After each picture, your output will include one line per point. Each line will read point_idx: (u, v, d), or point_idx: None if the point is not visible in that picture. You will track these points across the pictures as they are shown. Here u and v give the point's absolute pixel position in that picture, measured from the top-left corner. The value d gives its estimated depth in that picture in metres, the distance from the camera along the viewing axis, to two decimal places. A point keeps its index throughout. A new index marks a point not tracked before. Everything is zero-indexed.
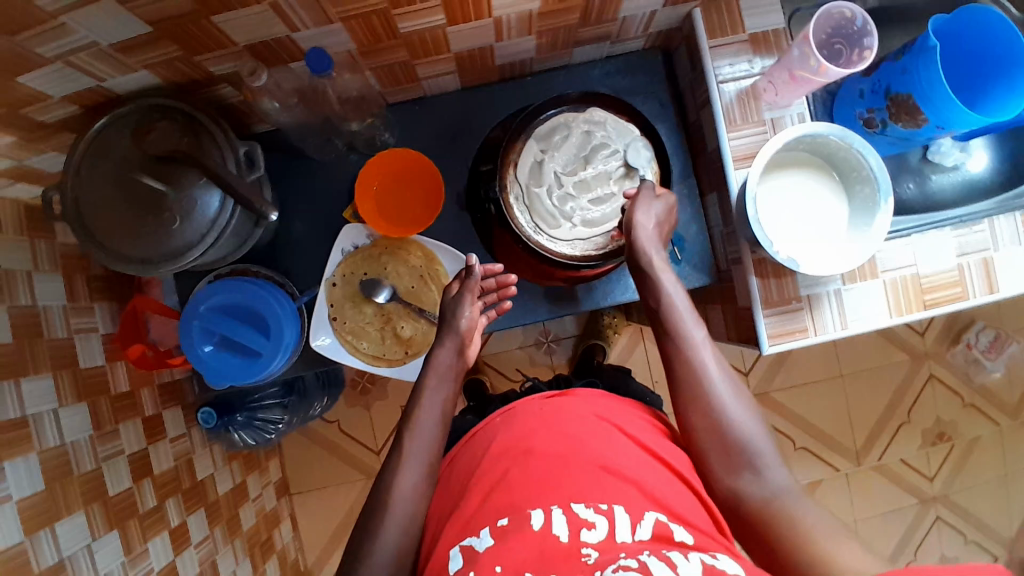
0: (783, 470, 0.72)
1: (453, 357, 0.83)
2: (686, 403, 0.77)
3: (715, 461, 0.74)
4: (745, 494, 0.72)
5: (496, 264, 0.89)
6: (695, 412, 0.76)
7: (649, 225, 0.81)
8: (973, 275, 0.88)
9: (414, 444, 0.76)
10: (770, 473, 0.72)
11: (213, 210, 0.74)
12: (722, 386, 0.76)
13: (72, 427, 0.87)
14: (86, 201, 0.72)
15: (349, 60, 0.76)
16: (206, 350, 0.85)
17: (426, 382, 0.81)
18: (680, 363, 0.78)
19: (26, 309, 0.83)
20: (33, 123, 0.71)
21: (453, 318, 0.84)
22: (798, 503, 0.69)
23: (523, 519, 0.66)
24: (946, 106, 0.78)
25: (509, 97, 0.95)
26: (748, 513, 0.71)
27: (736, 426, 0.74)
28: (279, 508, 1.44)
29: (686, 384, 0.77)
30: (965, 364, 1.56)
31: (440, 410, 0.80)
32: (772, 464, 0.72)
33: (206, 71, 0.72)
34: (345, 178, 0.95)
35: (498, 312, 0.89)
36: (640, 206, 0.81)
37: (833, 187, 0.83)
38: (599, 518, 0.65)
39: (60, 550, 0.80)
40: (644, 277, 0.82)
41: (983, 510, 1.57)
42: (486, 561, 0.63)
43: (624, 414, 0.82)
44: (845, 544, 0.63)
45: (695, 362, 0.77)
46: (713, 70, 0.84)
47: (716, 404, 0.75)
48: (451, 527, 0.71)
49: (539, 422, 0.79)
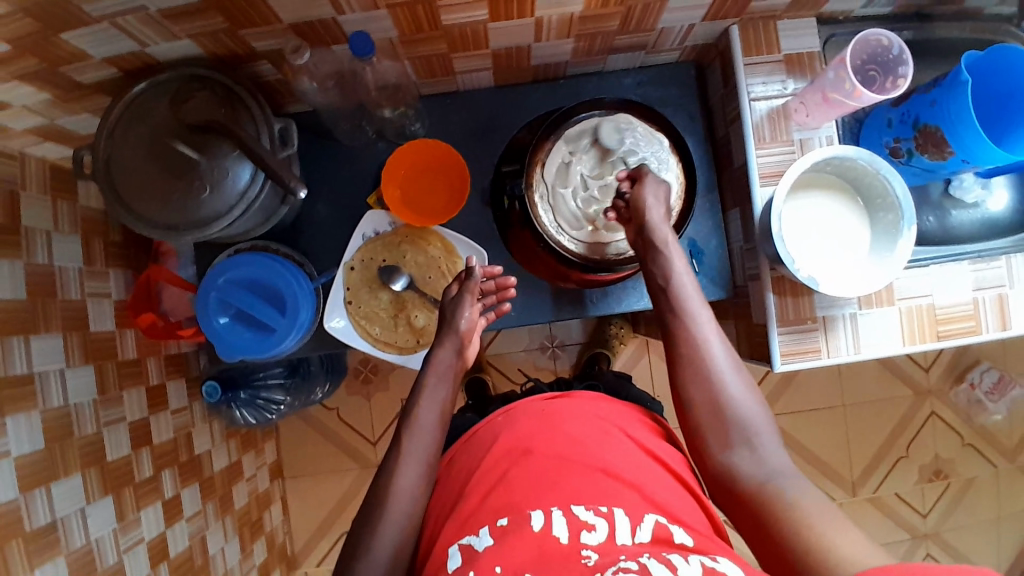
0: (780, 450, 0.70)
1: (453, 357, 0.84)
2: (686, 379, 0.76)
3: (712, 436, 0.73)
4: (739, 470, 0.70)
5: (496, 266, 0.89)
6: (695, 386, 0.75)
7: (657, 205, 0.80)
8: (987, 311, 0.88)
9: (413, 439, 0.76)
10: (766, 452, 0.70)
11: (243, 183, 0.75)
12: (724, 364, 0.75)
13: (78, 389, 0.87)
14: (118, 164, 0.73)
15: (389, 48, 0.77)
16: (221, 322, 0.86)
17: (424, 382, 0.81)
18: (684, 340, 0.77)
19: (42, 267, 0.83)
20: (70, 81, 0.72)
21: (452, 319, 0.84)
22: (793, 482, 0.67)
23: (523, 519, 0.66)
24: (974, 141, 0.79)
25: (540, 98, 0.96)
26: (741, 490, 0.69)
27: (736, 403, 0.73)
28: (271, 490, 1.44)
29: (687, 360, 0.76)
30: (967, 404, 1.56)
31: (439, 409, 0.80)
32: (770, 444, 0.71)
33: (248, 46, 0.73)
34: (372, 164, 0.96)
35: (497, 314, 0.89)
36: (648, 188, 0.81)
37: (856, 212, 0.84)
38: (599, 521, 0.65)
39: (53, 511, 0.80)
40: (653, 250, 0.80)
41: (975, 552, 1.57)
42: (484, 560, 0.63)
43: (626, 418, 0.82)
44: (843, 529, 0.59)
45: (698, 340, 0.77)
46: (746, 87, 0.85)
47: (717, 381, 0.74)
48: (451, 524, 0.71)
49: (539, 423, 0.79)
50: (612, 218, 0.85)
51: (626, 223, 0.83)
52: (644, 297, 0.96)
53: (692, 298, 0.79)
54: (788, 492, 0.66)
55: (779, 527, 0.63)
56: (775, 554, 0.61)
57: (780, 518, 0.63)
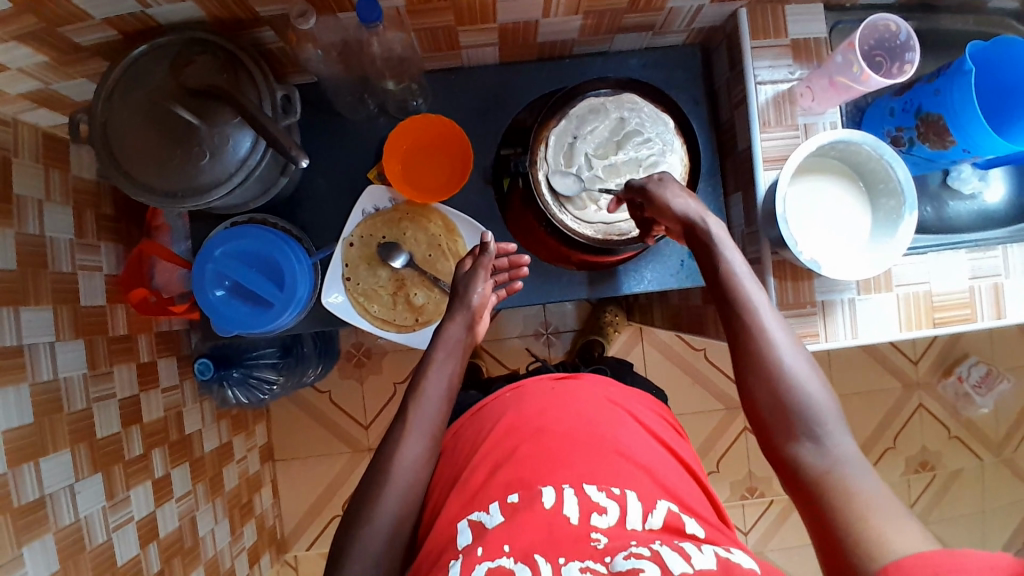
0: (851, 438, 0.63)
1: (463, 332, 0.82)
2: (744, 374, 0.69)
3: (775, 428, 0.66)
4: (802, 463, 0.62)
5: (510, 244, 0.89)
6: (753, 377, 0.68)
7: (681, 199, 0.76)
8: (983, 299, 0.89)
9: (419, 413, 0.76)
10: (833, 441, 0.62)
11: (244, 151, 0.73)
12: (787, 354, 0.67)
13: (67, 363, 0.85)
14: (115, 127, 0.71)
15: (395, 17, 0.76)
16: (216, 294, 0.84)
17: (433, 353, 0.80)
18: (741, 330, 0.69)
19: (33, 237, 0.81)
20: (69, 44, 0.70)
21: (464, 294, 0.83)
22: (864, 475, 0.59)
23: (534, 496, 0.66)
24: (975, 129, 0.80)
25: (545, 77, 0.95)
26: (802, 482, 0.62)
27: (801, 393, 0.65)
28: (261, 473, 1.42)
29: (746, 350, 0.69)
30: (955, 397, 1.59)
31: (446, 384, 0.79)
32: (840, 434, 0.63)
33: (252, 10, 0.72)
34: (374, 140, 0.95)
35: (508, 292, 0.90)
36: (667, 192, 0.77)
37: (858, 198, 0.85)
38: (611, 504, 0.65)
39: (42, 486, 0.78)
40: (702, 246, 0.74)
41: (959, 543, 1.59)
42: (493, 536, 0.63)
43: (634, 401, 0.83)
44: (901, 525, 0.54)
45: (756, 328, 0.69)
46: (753, 70, 0.85)
47: (779, 372, 0.66)
48: (455, 498, 0.70)
49: (547, 402, 0.79)
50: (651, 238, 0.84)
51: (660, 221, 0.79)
52: (645, 280, 0.96)
53: (747, 281, 0.71)
54: (853, 484, 0.58)
55: (830, 513, 0.58)
56: (829, 550, 0.56)
57: (837, 509, 0.57)
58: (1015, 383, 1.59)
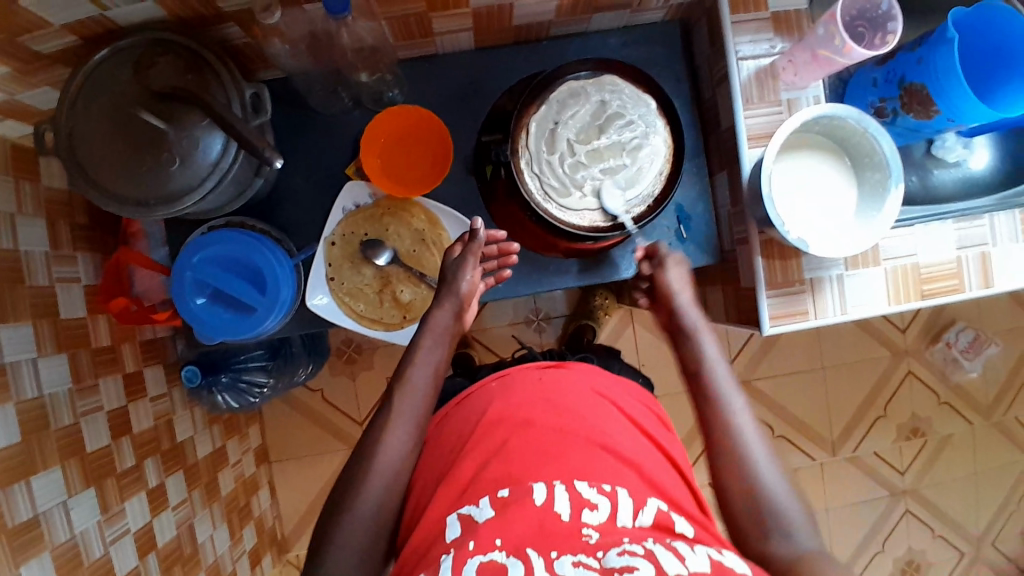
0: (815, 534, 0.65)
1: (451, 320, 0.82)
2: (716, 469, 0.71)
3: (748, 526, 0.67)
4: (773, 558, 0.63)
5: (500, 231, 0.87)
6: (727, 472, 0.70)
7: (682, 289, 0.83)
8: (970, 269, 0.89)
9: (406, 402, 0.75)
10: (803, 539, 0.64)
11: (215, 153, 0.71)
12: (759, 454, 0.70)
13: (51, 379, 0.83)
14: (80, 136, 0.69)
15: (365, 7, 0.73)
16: (198, 302, 0.82)
17: (420, 342, 0.80)
18: (712, 418, 0.73)
19: (7, 253, 0.79)
20: (29, 52, 0.67)
21: (453, 281, 0.82)
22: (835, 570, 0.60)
23: (525, 491, 0.66)
24: (960, 99, 0.79)
25: (522, 61, 0.93)
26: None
27: (769, 492, 0.67)
28: (258, 475, 1.41)
29: (719, 442, 0.72)
30: (944, 363, 1.60)
31: (431, 372, 0.78)
32: (805, 532, 0.65)
33: (215, 6, 0.69)
34: (351, 134, 0.92)
35: (497, 279, 0.88)
36: (669, 270, 0.84)
37: (844, 172, 0.84)
38: (602, 500, 0.65)
39: (35, 505, 0.77)
40: (685, 338, 0.80)
41: (950, 505, 1.63)
42: (484, 530, 0.62)
43: (623, 396, 0.83)
44: None
45: (725, 418, 0.73)
46: (733, 47, 0.83)
47: (750, 469, 0.69)
48: (444, 492, 0.69)
49: (535, 395, 0.78)
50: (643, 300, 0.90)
51: (656, 307, 0.86)
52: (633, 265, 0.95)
53: (722, 378, 0.76)
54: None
55: None
56: None
57: None
58: (1001, 346, 1.61)
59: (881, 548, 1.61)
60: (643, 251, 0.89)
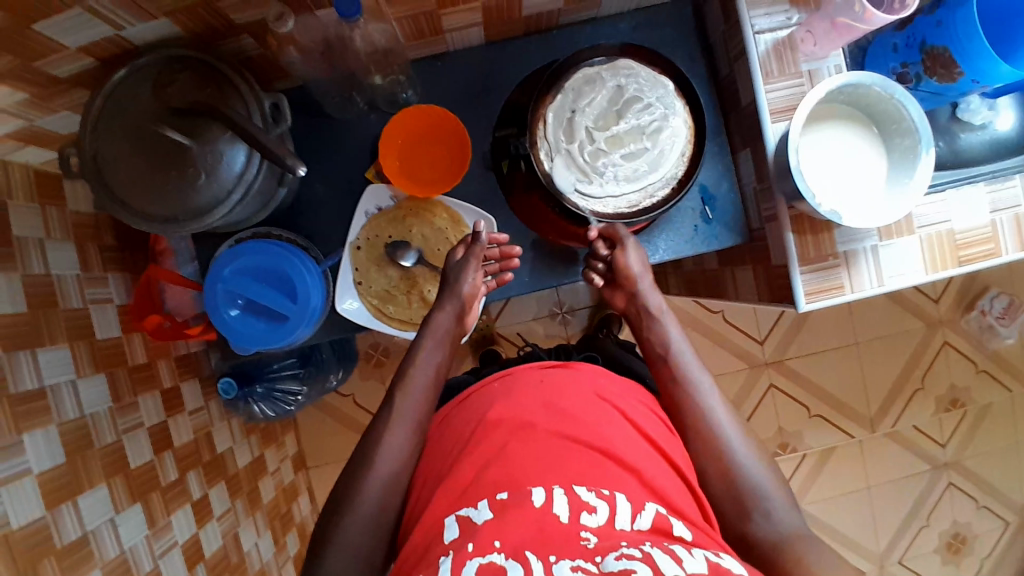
0: (793, 512, 0.71)
1: (452, 322, 0.84)
2: (694, 453, 0.77)
3: (729, 509, 0.73)
4: (755, 536, 0.70)
5: (502, 234, 0.89)
6: (705, 456, 0.76)
7: (643, 273, 0.87)
8: (1005, 232, 0.86)
9: (406, 404, 0.77)
10: (780, 515, 0.70)
11: (239, 166, 0.72)
12: (732, 434, 0.76)
13: (91, 399, 0.85)
14: (105, 157, 0.70)
15: (375, 9, 0.73)
16: (231, 313, 0.83)
17: (421, 343, 0.82)
18: (683, 403, 0.80)
19: (40, 277, 0.80)
20: (47, 77, 0.68)
21: (454, 283, 0.84)
22: (814, 546, 0.66)
23: (524, 495, 0.65)
24: (982, 58, 0.77)
25: (534, 52, 0.92)
26: (760, 553, 0.68)
27: (745, 473, 0.73)
28: (297, 482, 1.43)
29: (694, 428, 0.78)
30: (979, 331, 1.56)
31: (433, 370, 0.80)
32: (784, 509, 0.71)
33: (227, 19, 0.70)
34: (367, 138, 0.93)
35: (498, 283, 0.89)
36: (628, 251, 0.86)
37: (871, 141, 0.82)
38: (600, 503, 0.65)
39: (84, 524, 0.78)
40: (649, 320, 0.87)
41: (994, 476, 1.59)
42: (484, 533, 0.61)
43: (624, 396, 0.82)
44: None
45: (696, 402, 0.79)
46: (749, 20, 0.81)
47: (725, 449, 0.75)
48: (445, 493, 0.70)
49: (538, 398, 0.79)
50: (595, 280, 0.90)
51: (615, 288, 0.90)
52: (658, 251, 0.94)
53: (689, 363, 0.83)
54: (802, 553, 0.65)
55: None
56: None
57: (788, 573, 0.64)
58: None
59: (926, 524, 1.58)
60: (597, 232, 0.86)
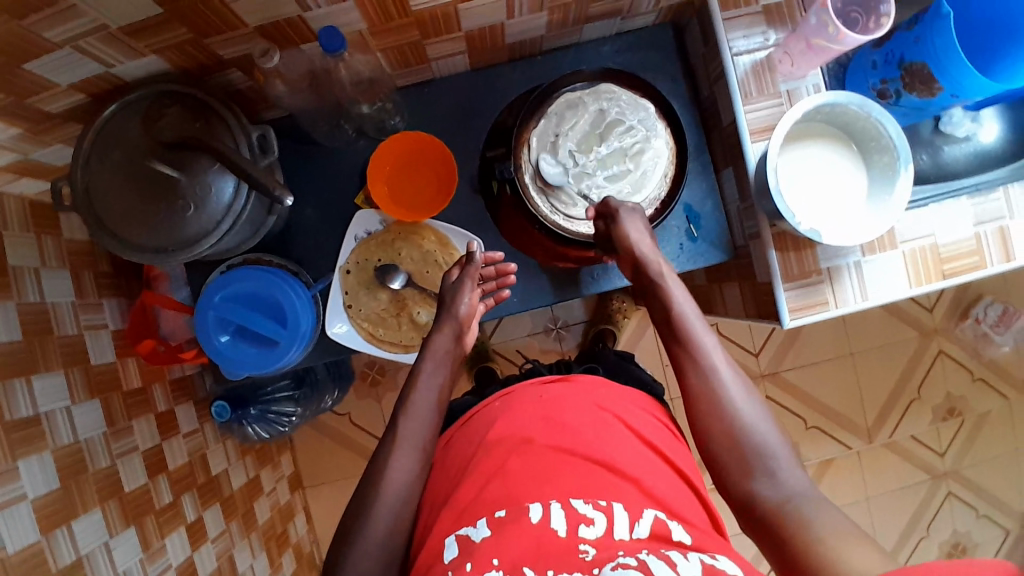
0: (799, 470, 0.68)
1: (451, 343, 0.85)
2: (699, 416, 0.74)
3: (733, 467, 0.70)
4: (760, 497, 0.67)
5: (496, 252, 0.90)
6: (710, 419, 0.73)
7: (643, 240, 0.79)
8: (990, 245, 0.87)
9: (407, 425, 0.78)
10: (786, 474, 0.68)
11: (228, 196, 0.73)
12: (739, 399, 0.73)
13: (86, 425, 0.85)
14: (96, 189, 0.71)
15: (359, 41, 0.75)
16: (222, 340, 0.85)
17: (422, 365, 0.82)
18: (688, 367, 0.76)
19: (35, 306, 0.81)
20: (39, 113, 0.70)
21: (452, 304, 0.85)
22: (817, 505, 0.64)
23: (522, 511, 0.66)
24: (961, 74, 0.78)
25: (518, 76, 0.94)
26: (761, 516, 0.66)
27: (754, 437, 0.70)
28: (293, 502, 1.43)
29: (701, 393, 0.74)
30: (974, 338, 1.56)
31: (436, 393, 0.81)
32: (791, 468, 0.68)
33: (215, 55, 0.72)
34: (356, 164, 0.94)
35: (497, 300, 0.90)
36: (627, 222, 0.80)
37: (851, 158, 0.83)
38: (598, 515, 0.65)
39: (78, 548, 0.78)
40: (653, 287, 0.80)
41: (994, 485, 1.59)
42: (482, 551, 0.62)
43: (623, 404, 0.82)
44: (853, 544, 0.58)
45: (700, 361, 0.75)
46: (727, 43, 0.83)
47: (731, 411, 0.72)
48: (447, 512, 0.70)
49: (538, 411, 0.79)
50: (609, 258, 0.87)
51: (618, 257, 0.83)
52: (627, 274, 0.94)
53: (696, 324, 0.77)
54: (808, 513, 0.63)
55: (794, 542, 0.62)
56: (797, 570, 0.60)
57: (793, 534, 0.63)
58: None
59: (926, 534, 1.57)
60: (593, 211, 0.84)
